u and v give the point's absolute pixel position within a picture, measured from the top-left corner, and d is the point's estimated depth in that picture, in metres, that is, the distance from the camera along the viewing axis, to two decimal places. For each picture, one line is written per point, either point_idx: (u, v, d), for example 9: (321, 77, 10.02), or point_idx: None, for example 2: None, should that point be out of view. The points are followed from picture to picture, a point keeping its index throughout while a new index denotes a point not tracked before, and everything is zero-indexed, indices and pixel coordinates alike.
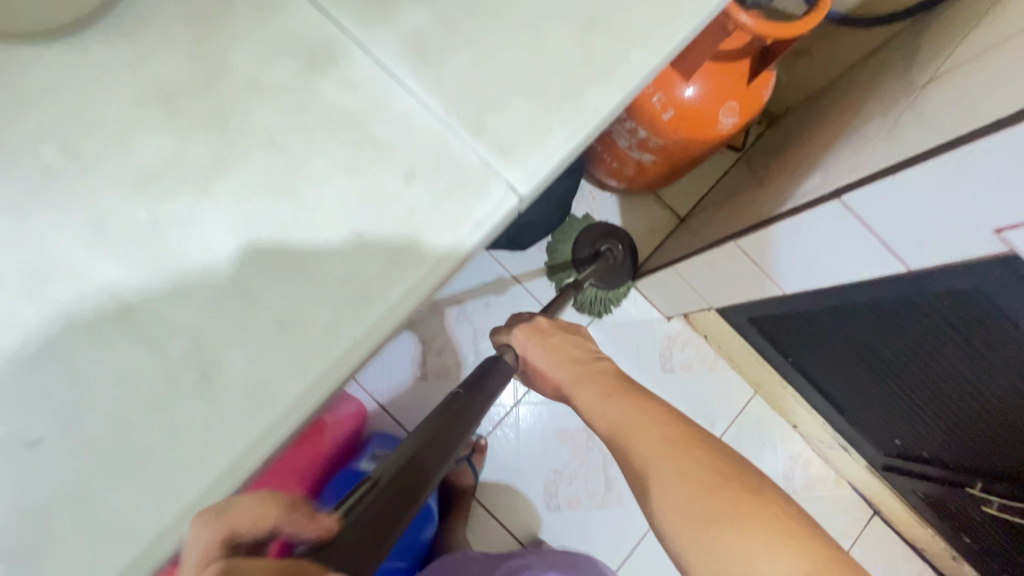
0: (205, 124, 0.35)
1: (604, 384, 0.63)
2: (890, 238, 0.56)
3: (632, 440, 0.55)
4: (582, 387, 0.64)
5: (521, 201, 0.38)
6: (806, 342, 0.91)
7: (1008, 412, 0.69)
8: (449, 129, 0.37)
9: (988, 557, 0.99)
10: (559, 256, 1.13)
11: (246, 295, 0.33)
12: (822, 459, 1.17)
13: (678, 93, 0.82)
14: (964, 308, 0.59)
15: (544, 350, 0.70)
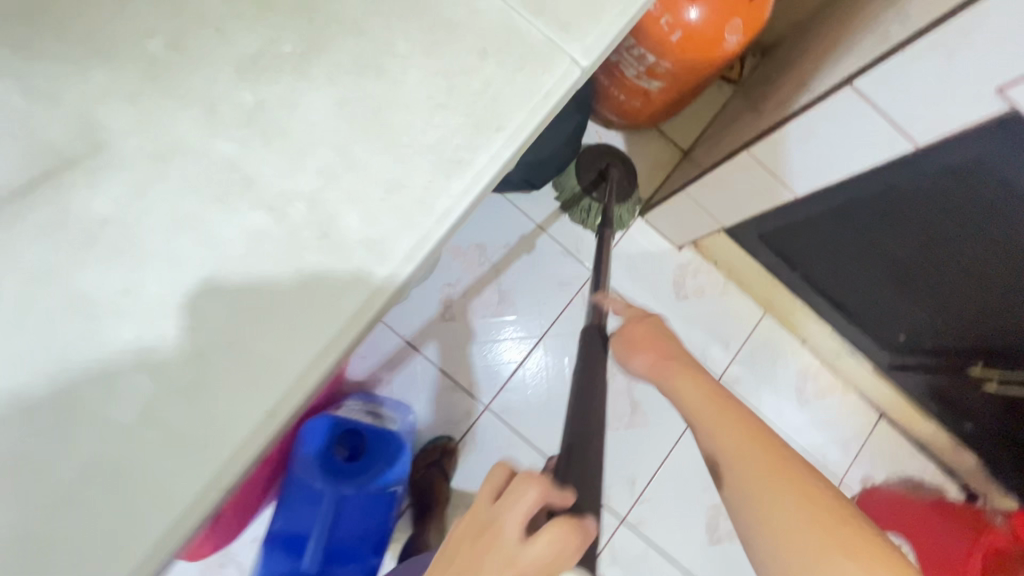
0: (294, 14, 0.38)
1: (702, 396, 0.60)
2: (899, 117, 0.61)
3: (719, 436, 0.56)
4: (682, 389, 0.62)
5: (584, 73, 0.41)
6: (816, 250, 0.98)
7: (1006, 283, 0.76)
8: (513, 10, 0.41)
9: (986, 437, 1.08)
10: (567, 190, 1.17)
11: (352, 165, 0.37)
12: (830, 370, 1.24)
13: (683, 14, 0.85)
14: (964, 180, 0.65)
15: (638, 343, 0.68)
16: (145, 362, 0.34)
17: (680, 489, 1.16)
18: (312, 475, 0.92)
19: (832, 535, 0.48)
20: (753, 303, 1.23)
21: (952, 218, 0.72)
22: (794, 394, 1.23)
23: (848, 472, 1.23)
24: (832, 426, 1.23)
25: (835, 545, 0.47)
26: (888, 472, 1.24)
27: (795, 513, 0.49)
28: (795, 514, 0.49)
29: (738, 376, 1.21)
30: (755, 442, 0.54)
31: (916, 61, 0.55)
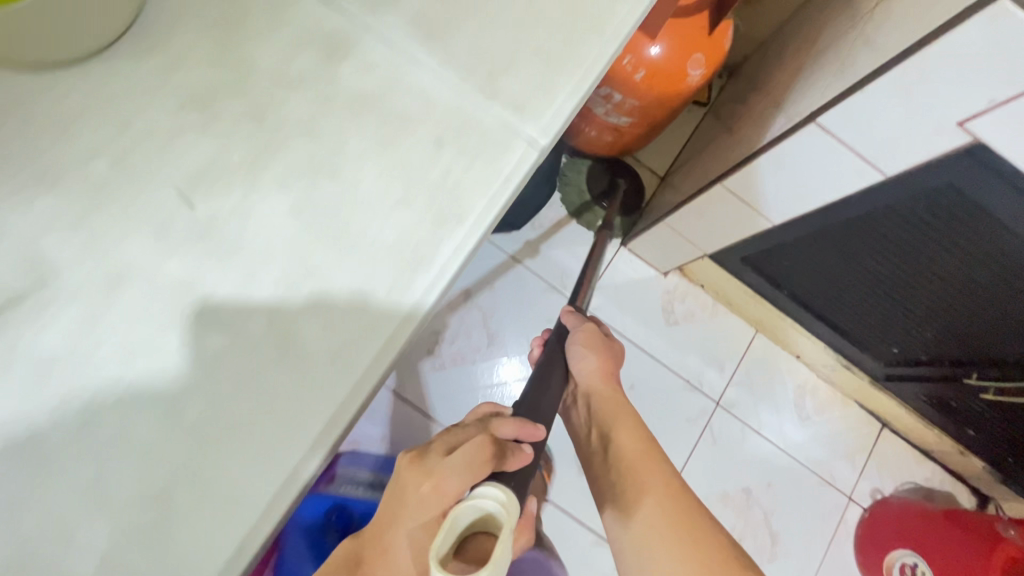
0: (242, 122, 0.38)
1: (616, 411, 0.74)
2: (866, 151, 0.61)
3: (627, 435, 0.70)
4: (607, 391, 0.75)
5: (543, 151, 0.41)
6: (800, 271, 0.97)
7: (990, 296, 0.76)
8: (466, 97, 0.40)
9: (991, 443, 1.07)
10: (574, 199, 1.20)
11: (311, 272, 0.36)
12: (827, 383, 1.23)
13: (645, 53, 0.86)
14: (938, 204, 0.65)
15: (587, 342, 0.78)
16: (103, 506, 0.32)
17: None
18: (303, 558, 0.88)
19: (684, 526, 0.61)
20: (743, 322, 1.23)
21: (927, 237, 0.72)
22: (794, 411, 1.22)
23: (856, 486, 1.21)
24: (835, 441, 1.22)
25: (688, 533, 0.60)
26: (897, 482, 1.22)
27: (664, 499, 0.64)
28: (670, 499, 0.63)
29: (736, 398, 1.20)
30: (648, 447, 0.69)
31: (874, 99, 0.55)
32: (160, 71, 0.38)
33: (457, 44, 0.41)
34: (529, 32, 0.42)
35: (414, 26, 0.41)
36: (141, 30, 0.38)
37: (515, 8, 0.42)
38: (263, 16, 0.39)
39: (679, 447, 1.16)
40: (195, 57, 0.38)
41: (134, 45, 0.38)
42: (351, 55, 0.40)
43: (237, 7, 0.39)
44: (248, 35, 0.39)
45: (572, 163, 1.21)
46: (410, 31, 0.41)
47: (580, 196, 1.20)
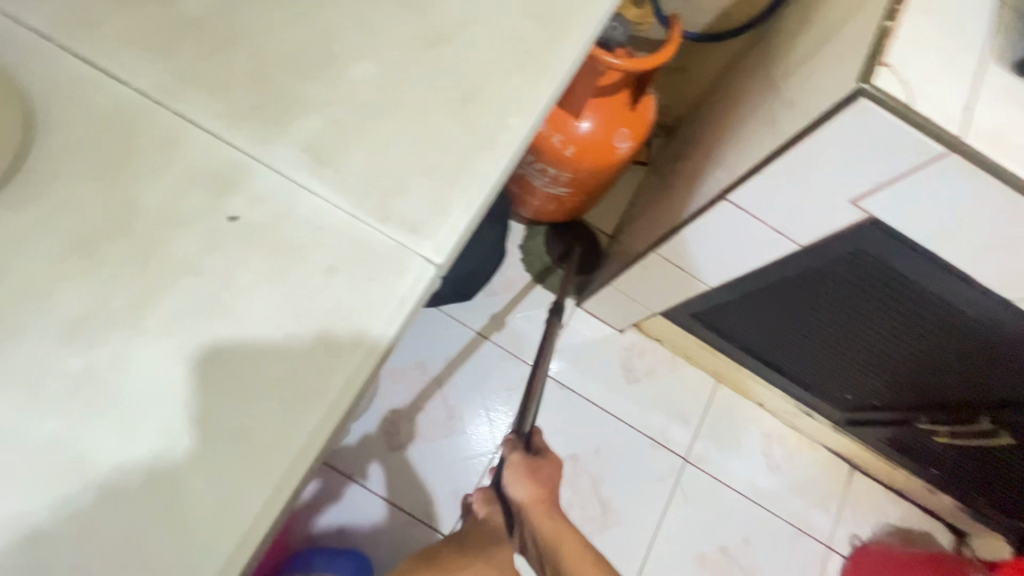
0: (126, 264, 0.37)
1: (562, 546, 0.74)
2: (777, 225, 0.63)
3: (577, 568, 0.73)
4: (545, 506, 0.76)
5: (440, 268, 0.41)
6: (746, 326, 0.99)
7: (922, 348, 0.77)
8: (360, 221, 0.41)
9: (955, 481, 1.07)
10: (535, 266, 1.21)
11: (196, 417, 0.35)
12: (792, 429, 1.23)
13: (573, 130, 0.89)
14: (855, 269, 0.67)
15: (520, 480, 0.75)
16: None
17: None
18: None
19: None
20: (703, 374, 1.23)
21: (854, 297, 0.74)
22: (764, 460, 1.20)
23: (834, 535, 1.19)
24: (807, 488, 1.20)
25: None
26: (874, 525, 1.20)
27: None
28: None
29: (704, 453, 1.18)
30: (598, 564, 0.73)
31: (773, 181, 0.57)
32: (40, 220, 0.37)
33: (350, 169, 0.42)
34: (421, 152, 0.43)
35: (305, 154, 0.42)
36: (22, 179, 0.38)
37: (408, 131, 0.44)
38: (151, 156, 0.40)
39: (651, 510, 1.13)
40: (79, 202, 0.38)
41: (13, 195, 0.37)
42: (240, 187, 0.40)
43: (122, 149, 0.39)
44: (133, 177, 0.39)
45: (530, 232, 1.23)
46: (301, 160, 0.41)
47: (537, 268, 1.21)
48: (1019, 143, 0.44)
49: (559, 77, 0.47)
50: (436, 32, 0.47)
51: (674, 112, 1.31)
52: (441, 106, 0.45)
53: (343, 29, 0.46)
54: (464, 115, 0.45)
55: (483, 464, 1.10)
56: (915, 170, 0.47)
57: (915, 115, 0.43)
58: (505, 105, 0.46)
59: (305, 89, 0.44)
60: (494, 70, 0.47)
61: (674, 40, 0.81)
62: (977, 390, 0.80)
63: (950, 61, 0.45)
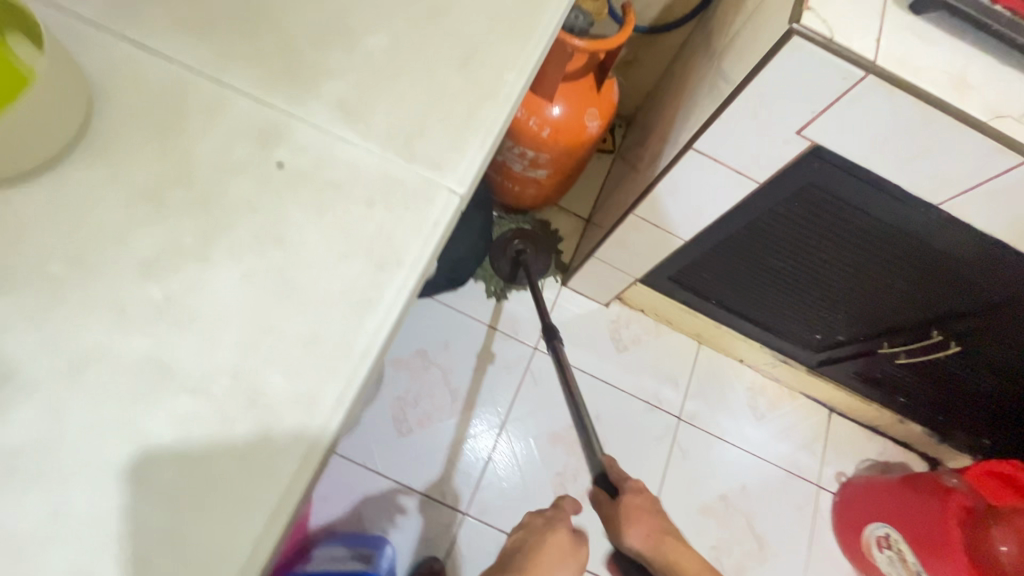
0: (190, 208, 0.42)
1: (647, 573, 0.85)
2: (738, 166, 0.72)
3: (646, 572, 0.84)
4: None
5: (462, 198, 0.48)
6: (720, 280, 1.08)
7: (875, 274, 0.87)
8: (389, 162, 0.47)
9: (920, 406, 1.17)
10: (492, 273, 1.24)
11: (268, 328, 0.40)
12: (772, 381, 1.32)
13: (546, 114, 0.98)
14: (807, 201, 0.76)
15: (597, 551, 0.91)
16: None
17: None
18: None
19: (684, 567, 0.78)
20: (686, 337, 1.31)
21: (810, 233, 0.84)
22: (750, 412, 1.29)
23: (821, 474, 1.27)
24: (791, 433, 1.29)
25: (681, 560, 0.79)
26: (856, 461, 1.29)
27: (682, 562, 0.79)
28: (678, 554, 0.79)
29: (695, 411, 1.26)
30: None
31: (729, 126, 0.67)
32: (109, 175, 0.42)
33: (374, 121, 0.48)
34: (433, 105, 0.50)
35: (335, 110, 0.48)
36: (88, 143, 0.43)
37: (421, 89, 0.51)
38: (200, 118, 0.45)
39: (653, 470, 1.19)
40: (142, 159, 0.43)
41: (81, 156, 0.42)
42: (283, 139, 0.46)
43: (173, 113, 0.45)
44: (186, 136, 0.44)
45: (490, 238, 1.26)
46: (332, 115, 0.48)
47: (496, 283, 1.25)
48: (919, 64, 0.54)
49: (543, 39, 0.55)
50: (434, 7, 0.55)
51: (632, 101, 1.42)
52: (446, 67, 0.52)
53: (354, 8, 0.53)
54: (467, 72, 0.52)
55: (488, 441, 1.15)
56: (842, 95, 0.56)
57: (836, 46, 0.53)
58: (501, 63, 0.53)
59: (327, 58, 0.50)
60: (486, 36, 0.54)
61: (628, 25, 0.91)
62: (924, 308, 0.90)
63: (859, 4, 0.55)
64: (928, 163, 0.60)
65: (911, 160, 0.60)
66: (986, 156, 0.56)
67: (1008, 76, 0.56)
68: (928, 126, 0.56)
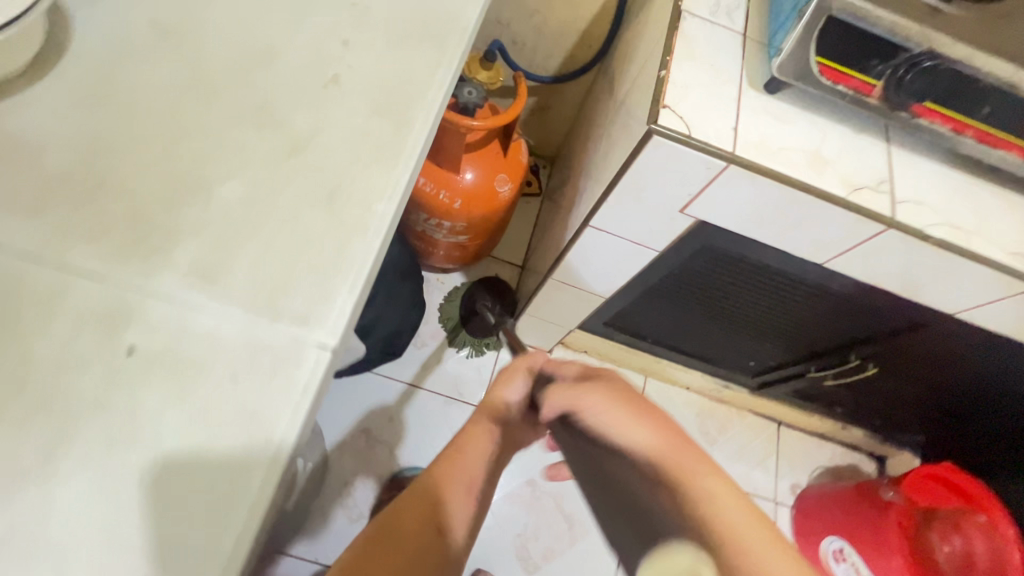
0: (31, 418, 0.40)
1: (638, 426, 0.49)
2: (636, 239, 0.73)
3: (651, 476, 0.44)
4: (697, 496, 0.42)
5: (335, 351, 0.46)
6: (651, 322, 1.09)
7: (787, 311, 0.90)
8: (252, 326, 0.45)
9: (857, 413, 1.21)
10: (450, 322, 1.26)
11: (127, 543, 0.38)
12: (719, 403, 1.34)
13: (455, 185, 0.98)
14: (710, 258, 0.78)
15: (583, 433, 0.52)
16: None
17: None
18: None
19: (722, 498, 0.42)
20: (631, 372, 1.32)
21: (720, 282, 0.86)
22: (701, 438, 1.31)
23: (777, 488, 1.29)
24: (743, 452, 1.32)
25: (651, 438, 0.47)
26: (809, 471, 1.32)
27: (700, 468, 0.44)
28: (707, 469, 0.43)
29: None
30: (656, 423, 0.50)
31: (618, 207, 0.68)
32: None
33: (234, 282, 0.46)
34: (297, 253, 0.49)
35: (191, 275, 0.46)
36: None
37: (284, 236, 0.49)
38: (38, 311, 0.42)
39: None
40: None
41: None
42: (132, 322, 0.43)
43: (7, 312, 0.42)
44: (24, 334, 0.42)
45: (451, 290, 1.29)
46: (187, 282, 0.46)
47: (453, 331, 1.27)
48: (777, 147, 0.56)
49: (411, 161, 0.55)
50: (295, 143, 0.54)
51: (552, 143, 1.44)
52: (310, 206, 0.51)
53: (207, 157, 0.51)
54: (332, 209, 0.51)
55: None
56: (712, 180, 0.58)
57: (695, 141, 0.54)
58: (369, 195, 0.53)
59: (180, 217, 0.48)
60: (353, 168, 0.54)
61: (522, 96, 0.93)
62: (839, 335, 0.93)
63: (714, 93, 0.57)
64: (804, 231, 0.62)
65: (788, 231, 0.62)
66: (852, 226, 0.58)
67: (861, 144, 0.59)
68: (794, 204, 0.58)
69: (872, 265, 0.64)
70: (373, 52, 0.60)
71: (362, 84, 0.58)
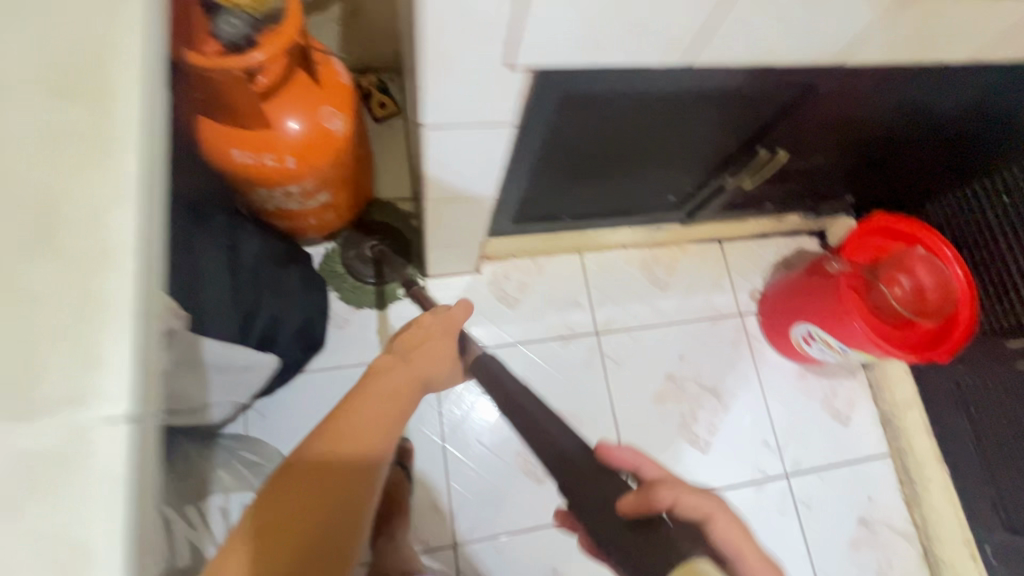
0: None
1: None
2: (485, 121, 0.61)
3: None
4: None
5: (137, 420, 0.36)
6: (556, 199, 0.99)
7: (676, 130, 0.82)
8: (11, 440, 0.34)
9: (788, 200, 1.18)
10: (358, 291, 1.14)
11: None
12: (661, 248, 1.29)
13: (275, 142, 0.81)
14: (574, 105, 0.68)
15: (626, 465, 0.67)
16: None
17: (648, 441, 1.16)
18: None
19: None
20: (565, 255, 1.25)
21: (597, 128, 0.77)
22: (654, 287, 1.27)
23: (739, 302, 1.29)
24: (697, 282, 1.29)
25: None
26: (761, 273, 1.32)
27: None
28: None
29: (609, 317, 1.23)
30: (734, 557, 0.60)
31: (440, 93, 0.55)
32: None
33: None
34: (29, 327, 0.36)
35: None
36: None
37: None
38: None
39: (597, 395, 1.17)
40: None
41: None
42: None
43: None
44: None
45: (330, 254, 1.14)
46: None
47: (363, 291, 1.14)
48: None
49: (133, 144, 0.41)
50: None
51: (385, 48, 1.22)
52: (18, 257, 0.37)
53: None
54: (50, 248, 0.38)
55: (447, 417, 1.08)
56: (523, 14, 0.46)
57: None
58: (93, 208, 0.39)
59: None
60: (55, 183, 0.39)
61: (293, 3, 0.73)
62: (738, 132, 0.86)
63: None
64: (650, 32, 0.51)
65: (632, 37, 0.52)
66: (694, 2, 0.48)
67: None
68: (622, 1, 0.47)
69: (740, 35, 0.54)
70: (17, 15, 0.43)
71: (21, 65, 0.42)
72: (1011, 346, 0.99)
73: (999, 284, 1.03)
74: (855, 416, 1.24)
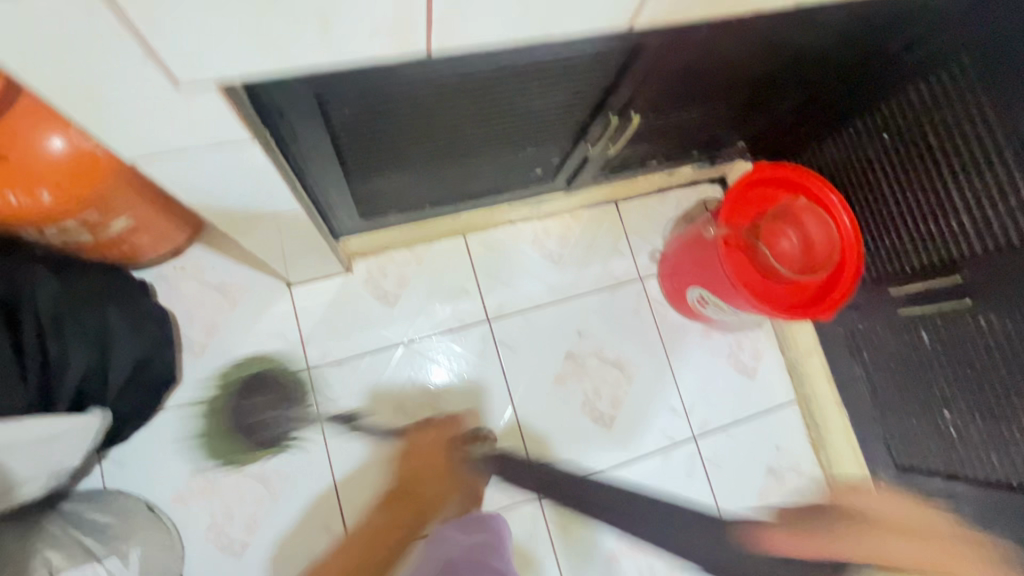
0: None
1: None
2: (205, 136, 0.49)
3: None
4: None
5: None
6: (402, 190, 0.88)
7: (502, 107, 0.70)
8: None
9: (671, 154, 1.09)
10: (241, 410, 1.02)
11: None
12: (552, 218, 1.20)
13: (27, 173, 0.67)
14: (335, 90, 0.55)
15: None
16: None
17: (551, 424, 1.12)
18: None
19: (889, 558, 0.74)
20: (446, 240, 1.14)
21: (394, 115, 0.64)
22: (548, 262, 1.19)
23: (639, 266, 1.22)
24: (594, 249, 1.21)
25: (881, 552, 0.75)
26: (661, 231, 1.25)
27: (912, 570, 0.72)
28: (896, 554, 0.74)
29: (500, 301, 1.15)
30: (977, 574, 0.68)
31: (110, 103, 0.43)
32: None
33: None
34: None
35: None
36: None
37: None
38: None
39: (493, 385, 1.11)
40: None
41: None
42: None
43: None
44: None
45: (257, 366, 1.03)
46: None
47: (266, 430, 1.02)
48: None
49: None
50: None
51: None
52: None
53: None
54: None
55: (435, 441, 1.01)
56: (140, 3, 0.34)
57: None
58: None
59: None
60: None
61: None
62: (581, 103, 0.75)
63: None
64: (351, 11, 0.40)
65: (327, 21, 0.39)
66: None
67: None
68: None
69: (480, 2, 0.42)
70: None
71: None
72: (894, 293, 0.97)
73: (884, 229, 0.97)
74: (761, 366, 1.22)
